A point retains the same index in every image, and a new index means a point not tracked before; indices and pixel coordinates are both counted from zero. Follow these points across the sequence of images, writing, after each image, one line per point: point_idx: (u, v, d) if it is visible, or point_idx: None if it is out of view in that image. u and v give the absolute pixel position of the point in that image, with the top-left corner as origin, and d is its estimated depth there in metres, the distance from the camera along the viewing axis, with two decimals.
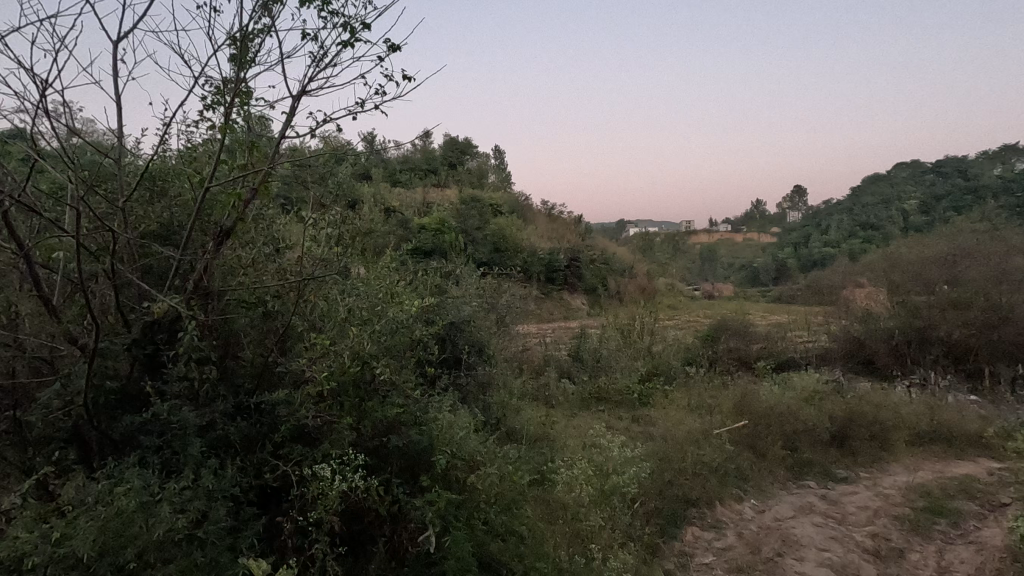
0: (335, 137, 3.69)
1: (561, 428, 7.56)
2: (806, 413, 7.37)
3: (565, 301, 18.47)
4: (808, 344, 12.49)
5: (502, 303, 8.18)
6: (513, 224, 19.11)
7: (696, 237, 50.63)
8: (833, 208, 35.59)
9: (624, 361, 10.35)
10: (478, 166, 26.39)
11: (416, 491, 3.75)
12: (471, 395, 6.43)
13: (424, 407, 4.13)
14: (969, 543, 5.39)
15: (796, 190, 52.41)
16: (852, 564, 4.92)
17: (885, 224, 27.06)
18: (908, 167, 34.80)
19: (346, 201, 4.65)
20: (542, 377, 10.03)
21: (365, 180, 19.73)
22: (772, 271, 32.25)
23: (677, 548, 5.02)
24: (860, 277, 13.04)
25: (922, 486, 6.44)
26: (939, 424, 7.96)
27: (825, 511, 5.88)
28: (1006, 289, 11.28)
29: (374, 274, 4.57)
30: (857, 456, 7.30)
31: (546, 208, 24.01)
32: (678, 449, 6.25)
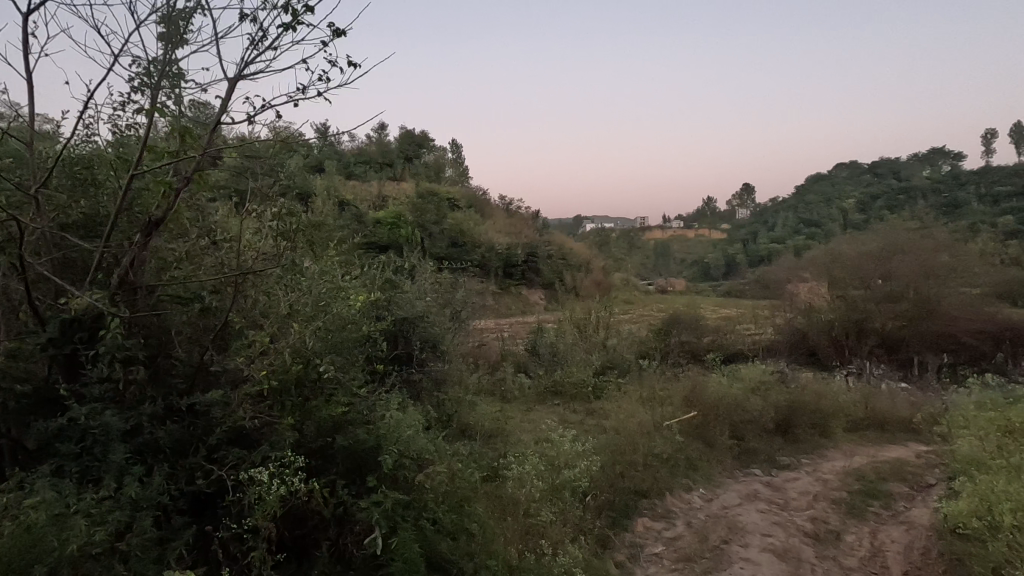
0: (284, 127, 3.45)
1: (516, 423, 7.55)
2: (752, 403, 7.61)
3: (523, 296, 18.50)
4: (755, 337, 12.93)
5: (458, 299, 8.08)
6: (470, 219, 18.95)
7: (651, 232, 51.73)
8: (779, 206, 37.05)
9: (580, 356, 10.43)
10: (435, 160, 26.05)
11: (363, 491, 3.62)
12: (424, 392, 6.32)
13: (371, 405, 3.98)
14: (899, 523, 5.69)
15: (745, 189, 54.36)
16: (793, 548, 5.09)
17: (827, 222, 28.34)
18: (848, 167, 36.60)
19: (293, 194, 4.46)
20: (498, 372, 9.99)
21: (318, 173, 19.16)
22: (722, 266, 33.14)
23: (628, 540, 5.09)
24: (803, 272, 13.59)
25: (857, 471, 6.76)
26: (873, 411, 8.40)
27: (769, 498, 6.10)
28: (932, 283, 12.05)
29: (320, 269, 4.39)
30: (798, 444, 7.61)
31: (503, 203, 23.93)
32: (631, 441, 6.33)
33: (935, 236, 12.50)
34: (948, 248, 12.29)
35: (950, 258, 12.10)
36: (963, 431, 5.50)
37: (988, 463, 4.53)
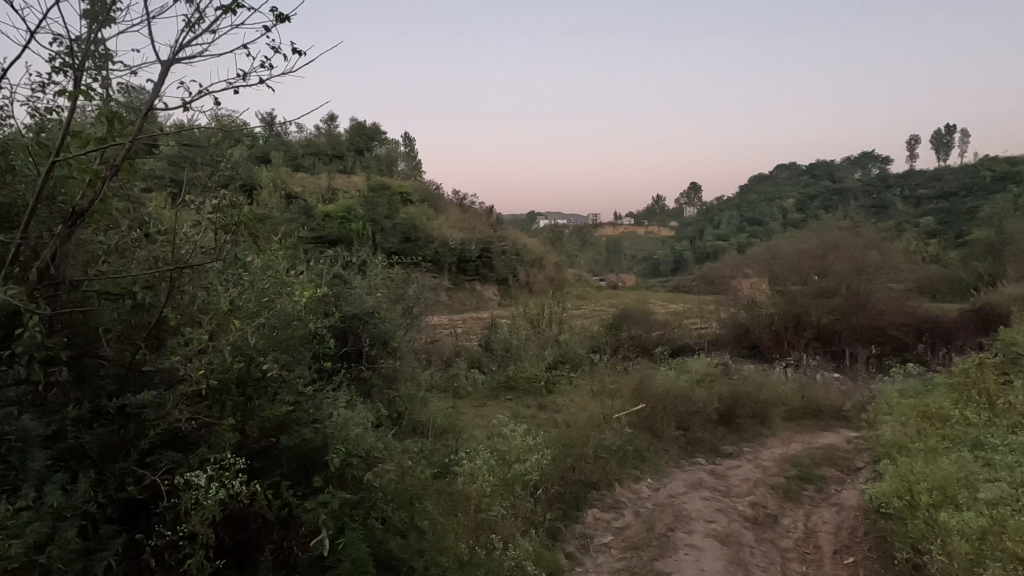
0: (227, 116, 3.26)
1: (469, 419, 7.53)
2: (697, 395, 7.87)
3: (477, 292, 18.43)
4: (701, 331, 13.38)
5: (410, 295, 7.96)
6: (423, 214, 18.71)
7: (603, 229, 52.62)
8: (724, 205, 38.42)
9: (533, 351, 10.50)
10: (387, 153, 25.54)
11: (309, 492, 3.53)
12: (375, 390, 6.20)
13: (318, 403, 3.88)
14: (830, 505, 6.03)
15: (693, 188, 56.14)
16: (734, 532, 5.29)
17: (768, 220, 29.60)
18: (787, 169, 38.35)
19: (235, 184, 4.26)
20: (451, 368, 9.94)
21: (263, 164, 18.41)
22: (671, 262, 34.07)
23: (578, 531, 5.18)
24: (746, 268, 14.15)
25: (794, 458, 7.12)
26: (809, 400, 8.86)
27: (712, 485, 6.34)
28: (862, 278, 12.82)
29: (265, 263, 4.22)
30: (740, 432, 7.95)
31: (457, 198, 23.76)
32: (581, 434, 6.43)
33: (865, 234, 13.29)
34: (876, 246, 13.09)
35: (878, 255, 12.89)
36: (887, 418, 5.88)
37: (908, 446, 4.84)
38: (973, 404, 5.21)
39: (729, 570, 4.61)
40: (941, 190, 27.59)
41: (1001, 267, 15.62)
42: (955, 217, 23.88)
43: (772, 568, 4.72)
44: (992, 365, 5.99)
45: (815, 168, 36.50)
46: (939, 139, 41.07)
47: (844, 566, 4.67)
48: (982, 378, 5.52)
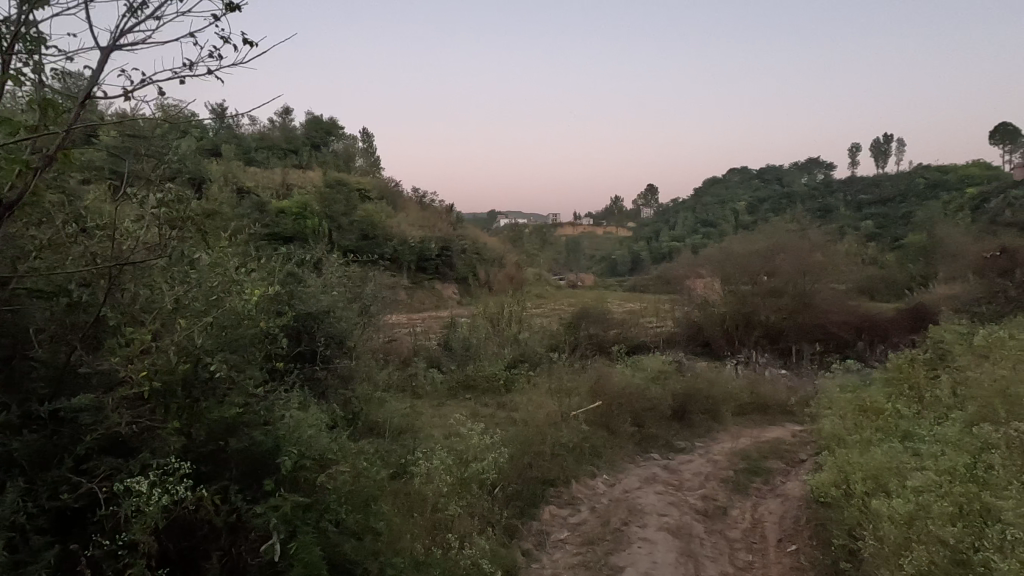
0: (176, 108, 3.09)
1: (428, 419, 7.48)
2: (652, 392, 8.08)
3: (436, 290, 18.29)
4: (656, 329, 13.71)
5: (367, 293, 7.83)
6: (382, 211, 18.43)
7: (563, 229, 53.15)
8: (680, 207, 39.45)
9: (492, 349, 10.52)
10: (345, 148, 25.03)
11: (260, 496, 3.44)
12: (330, 390, 6.08)
13: (269, 405, 3.77)
14: (776, 496, 6.30)
15: (650, 190, 57.40)
16: (686, 524, 5.45)
17: (721, 222, 30.57)
18: (739, 173, 39.71)
19: (182, 177, 4.08)
20: (410, 368, 9.85)
21: (213, 157, 17.74)
22: (628, 262, 34.72)
23: (535, 528, 5.24)
24: (700, 269, 14.58)
25: (742, 451, 7.39)
26: (757, 396, 9.21)
27: (666, 480, 6.52)
28: (807, 279, 13.43)
29: (213, 260, 4.07)
30: (692, 428, 8.19)
31: (417, 195, 23.51)
32: (539, 432, 6.49)
33: (811, 237, 13.92)
34: (820, 248, 13.72)
35: (822, 257, 13.52)
36: (827, 412, 6.19)
37: (846, 438, 5.11)
38: (904, 397, 5.54)
39: (680, 562, 4.75)
40: (879, 196, 29.17)
41: (932, 269, 16.66)
42: (892, 221, 25.30)
43: (720, 558, 4.90)
44: (922, 361, 6.39)
45: (765, 172, 37.96)
46: (878, 146, 43.41)
47: (787, 554, 4.89)
48: (913, 373, 5.88)
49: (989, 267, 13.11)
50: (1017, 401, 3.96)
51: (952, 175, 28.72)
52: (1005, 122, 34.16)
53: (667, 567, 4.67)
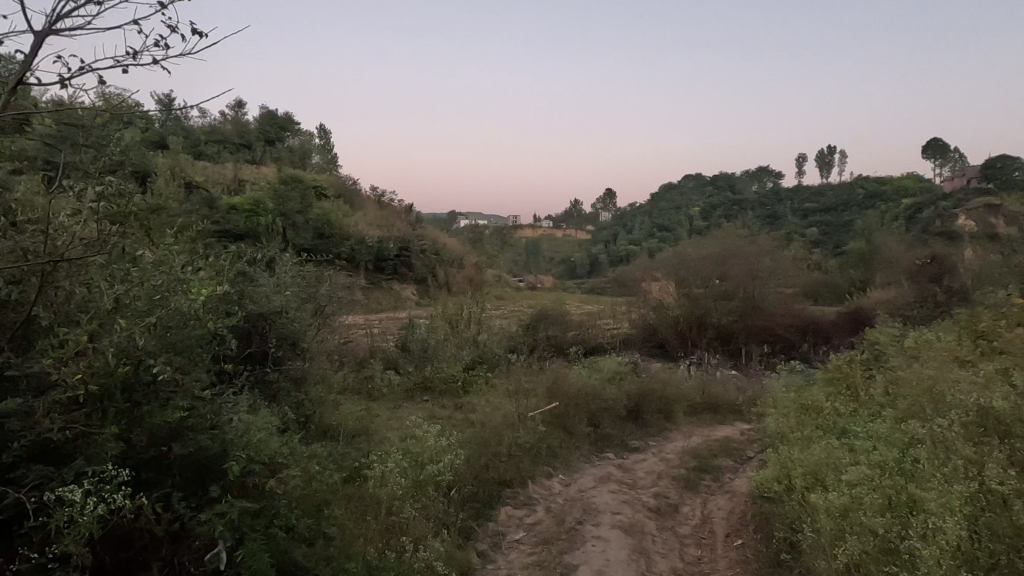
0: (118, 96, 2.93)
1: (383, 422, 7.38)
2: (607, 392, 8.24)
3: (394, 291, 18.04)
4: (613, 331, 13.93)
5: (322, 294, 7.66)
6: (338, 209, 18.04)
7: (523, 231, 53.38)
8: (637, 211, 40.28)
9: (450, 351, 10.47)
10: (300, 145, 24.40)
11: (205, 503, 3.31)
12: (281, 393, 5.92)
13: (217, 408, 3.65)
14: (724, 492, 6.52)
15: (608, 194, 58.42)
16: (638, 521, 5.57)
17: (676, 227, 31.40)
18: (693, 179, 40.90)
19: (125, 170, 3.89)
20: (366, 370, 9.70)
21: (159, 150, 16.96)
22: (587, 265, 35.16)
23: (491, 529, 5.25)
24: (655, 272, 14.96)
25: (693, 450, 7.62)
26: (708, 396, 9.51)
27: (620, 479, 6.65)
28: (756, 283, 13.98)
29: (157, 258, 3.89)
30: (646, 428, 8.38)
31: (375, 194, 23.14)
32: (496, 433, 6.52)
33: (760, 243, 14.49)
34: (769, 253, 14.31)
35: (770, 262, 14.10)
36: (772, 411, 6.46)
37: (788, 436, 5.35)
38: (843, 396, 5.84)
39: (632, 558, 4.85)
40: (823, 204, 30.62)
41: (871, 275, 17.61)
42: (834, 229, 26.59)
43: (670, 554, 5.03)
44: (859, 361, 6.75)
45: (718, 180, 39.23)
46: (822, 157, 45.59)
47: (733, 548, 5.07)
48: (851, 373, 6.20)
49: (920, 273, 13.97)
50: (941, 399, 4.24)
51: (889, 186, 30.44)
52: (936, 138, 36.49)
53: (620, 564, 4.74)
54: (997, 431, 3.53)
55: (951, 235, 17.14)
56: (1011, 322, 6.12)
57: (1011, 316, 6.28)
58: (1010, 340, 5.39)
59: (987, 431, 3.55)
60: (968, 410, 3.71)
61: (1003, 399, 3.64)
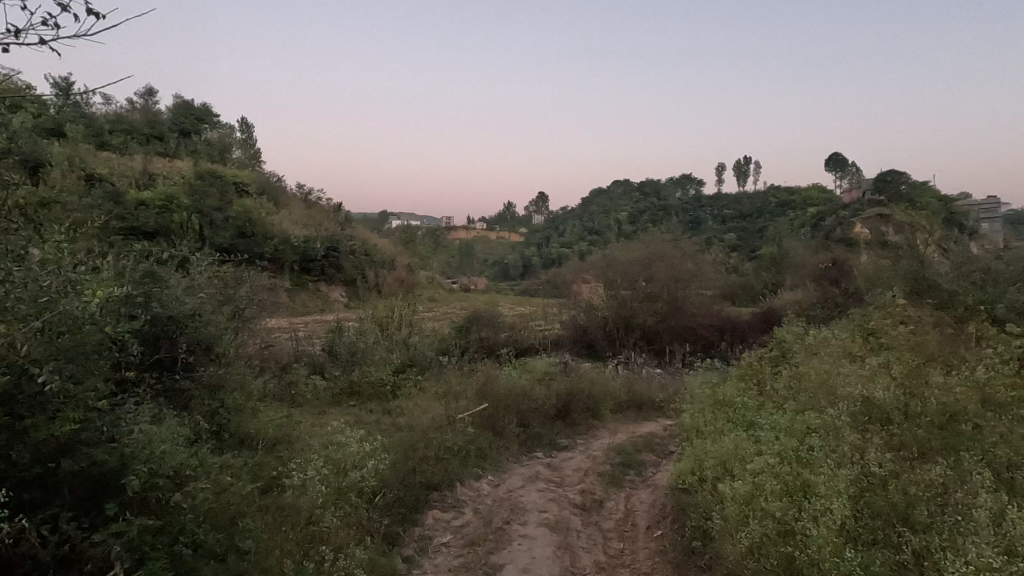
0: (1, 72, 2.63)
1: (307, 429, 7.10)
2: (536, 393, 8.38)
3: (321, 292, 17.40)
4: (545, 332, 14.06)
5: (241, 295, 7.26)
6: (261, 207, 17.15)
7: (456, 232, 53.03)
8: (569, 215, 41.16)
9: (380, 354, 10.22)
10: (219, 138, 23.06)
11: (101, 522, 3.06)
12: (194, 401, 5.53)
13: (114, 421, 3.37)
14: (647, 486, 6.78)
15: (541, 197, 59.47)
16: (565, 518, 5.67)
17: (606, 231, 32.36)
18: (622, 185, 42.34)
19: (8, 158, 3.50)
20: (289, 375, 9.30)
21: (55, 138, 15.48)
22: (520, 266, 35.41)
23: (417, 534, 5.20)
24: (586, 275, 15.37)
25: (618, 446, 7.88)
26: (634, 393, 9.87)
27: (548, 477, 6.77)
28: (679, 285, 14.69)
29: (45, 256, 3.53)
30: (574, 426, 8.57)
31: (301, 192, 22.25)
32: (424, 438, 6.45)
33: (682, 247, 15.24)
34: (691, 257, 15.06)
35: (692, 265, 14.86)
36: (689, 407, 6.82)
37: (703, 430, 5.67)
38: (752, 390, 6.25)
39: (558, 555, 4.93)
40: (740, 212, 32.64)
41: (780, 277, 18.93)
42: (750, 235, 28.38)
43: (594, 549, 5.17)
44: (768, 359, 7.24)
45: (644, 187, 40.89)
46: (740, 167, 48.61)
47: (653, 539, 5.28)
48: (760, 369, 6.66)
49: (823, 276, 15.18)
50: (833, 393, 4.63)
51: (797, 196, 32.92)
52: (836, 153, 39.93)
53: (545, 561, 4.82)
54: (880, 419, 3.90)
55: (850, 242, 18.76)
56: (895, 321, 6.79)
57: (895, 315, 6.96)
58: (893, 336, 5.97)
59: (872, 419, 3.92)
60: (856, 400, 4.08)
61: (884, 390, 4.03)
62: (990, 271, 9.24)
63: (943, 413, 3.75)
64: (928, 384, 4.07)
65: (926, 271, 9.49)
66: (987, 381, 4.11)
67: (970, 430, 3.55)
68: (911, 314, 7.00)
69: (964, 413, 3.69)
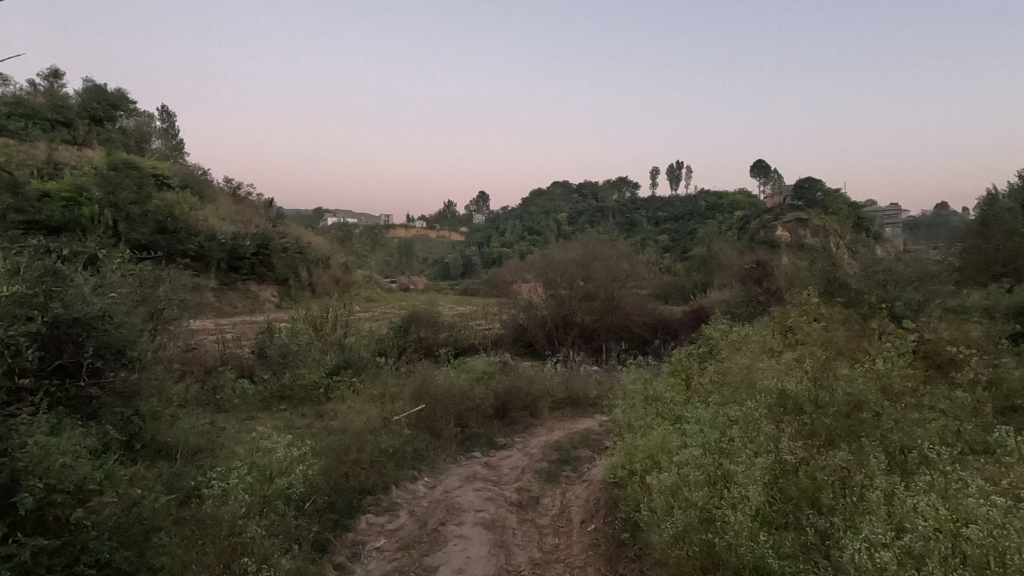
0: None
1: (232, 436, 6.76)
2: (474, 393, 8.38)
3: (250, 292, 16.57)
4: (485, 332, 14.07)
5: (159, 295, 6.80)
6: (184, 201, 16.15)
7: (395, 231, 52.05)
8: (509, 215, 41.39)
9: (313, 356, 9.86)
10: (136, 126, 21.50)
11: None
12: (103, 410, 5.12)
13: (5, 434, 3.08)
14: (582, 480, 6.91)
15: (481, 197, 59.64)
16: (501, 516, 5.69)
17: (545, 231, 32.74)
18: (562, 186, 43.13)
19: None
20: (214, 379, 8.81)
21: None
22: (460, 266, 35.16)
23: (349, 540, 5.08)
24: (525, 274, 15.51)
25: (555, 443, 8.00)
26: (571, 391, 10.04)
27: (485, 476, 6.77)
28: (615, 284, 15.10)
29: None
30: (512, 425, 8.62)
31: (229, 186, 21.13)
32: (357, 441, 6.31)
33: (618, 248, 15.70)
34: (627, 257, 15.54)
35: (627, 265, 15.35)
36: (622, 402, 7.03)
37: (634, 424, 5.86)
38: (681, 385, 6.52)
39: (493, 553, 4.94)
40: (673, 215, 34.00)
41: (709, 278, 19.87)
42: (682, 236, 29.61)
43: (529, 545, 5.23)
44: (696, 355, 7.57)
45: (583, 189, 41.73)
46: (672, 171, 50.59)
47: (587, 533, 5.38)
48: (688, 365, 6.97)
49: (748, 276, 16.04)
50: (753, 386, 4.91)
51: (725, 200, 34.68)
52: (760, 161, 42.37)
53: (480, 561, 4.80)
54: (794, 409, 4.17)
55: (772, 244, 19.98)
56: (810, 318, 7.28)
57: (810, 313, 7.46)
58: (807, 332, 6.39)
59: (787, 409, 4.19)
60: (772, 393, 4.34)
61: (797, 382, 4.31)
62: (892, 272, 10.11)
63: (850, 401, 4.05)
64: (837, 375, 4.38)
65: (837, 272, 10.25)
66: (886, 371, 4.49)
67: (871, 417, 3.86)
68: (823, 312, 7.53)
69: (868, 402, 4.00)
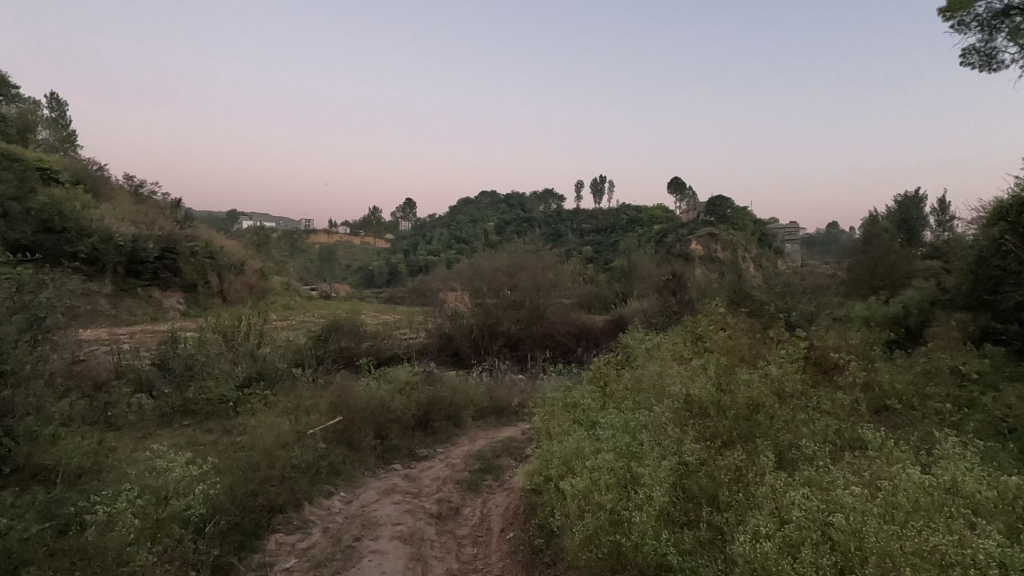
0: None
1: (124, 457, 6.22)
2: (395, 404, 8.21)
3: (151, 298, 15.31)
4: (409, 341, 13.81)
5: (39, 301, 6.06)
6: (75, 199, 14.71)
7: (316, 236, 50.09)
8: (436, 223, 41.08)
9: (222, 367, 9.25)
10: (18, 112, 19.35)
11: None
12: None
13: None
14: (504, 489, 6.94)
15: (407, 204, 58.88)
16: (419, 528, 5.61)
17: (473, 240, 32.77)
18: (490, 196, 43.43)
19: None
20: (105, 393, 8.06)
21: None
22: (385, 273, 34.38)
23: (256, 562, 4.82)
24: (451, 283, 15.43)
25: (477, 453, 7.99)
26: (494, 400, 10.06)
27: (404, 489, 6.64)
28: (540, 294, 15.35)
29: None
30: (434, 435, 8.51)
31: (130, 184, 19.50)
32: (267, 457, 5.98)
33: (543, 258, 16.01)
34: (552, 267, 15.88)
35: (552, 275, 15.67)
36: (544, 410, 7.15)
37: (553, 431, 5.98)
38: (599, 392, 6.73)
39: (409, 567, 4.85)
40: (596, 227, 35.15)
41: (629, 288, 20.68)
42: (604, 248, 30.63)
43: (447, 556, 5.18)
44: (615, 362, 7.86)
45: (511, 200, 42.26)
46: (595, 185, 52.36)
47: (505, 541, 5.41)
48: (607, 372, 7.21)
49: (665, 287, 16.88)
50: (663, 392, 5.18)
51: (645, 214, 36.35)
52: (676, 179, 44.71)
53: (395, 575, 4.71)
54: (698, 412, 4.45)
55: (686, 257, 21.17)
56: (717, 327, 7.77)
57: (718, 323, 7.97)
58: (715, 340, 6.81)
59: (692, 413, 4.46)
60: (678, 398, 4.60)
61: (702, 388, 4.60)
62: (790, 284, 11.01)
63: (748, 405, 4.37)
64: (737, 380, 4.72)
65: (743, 284, 11.02)
66: (779, 377, 4.88)
67: (766, 418, 4.18)
68: (730, 321, 8.07)
69: (763, 405, 4.34)
